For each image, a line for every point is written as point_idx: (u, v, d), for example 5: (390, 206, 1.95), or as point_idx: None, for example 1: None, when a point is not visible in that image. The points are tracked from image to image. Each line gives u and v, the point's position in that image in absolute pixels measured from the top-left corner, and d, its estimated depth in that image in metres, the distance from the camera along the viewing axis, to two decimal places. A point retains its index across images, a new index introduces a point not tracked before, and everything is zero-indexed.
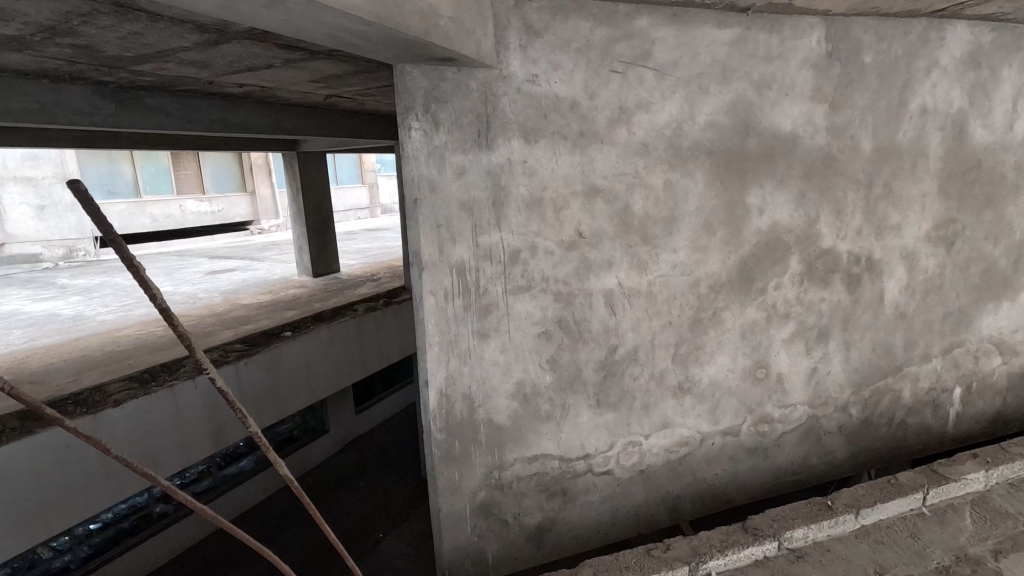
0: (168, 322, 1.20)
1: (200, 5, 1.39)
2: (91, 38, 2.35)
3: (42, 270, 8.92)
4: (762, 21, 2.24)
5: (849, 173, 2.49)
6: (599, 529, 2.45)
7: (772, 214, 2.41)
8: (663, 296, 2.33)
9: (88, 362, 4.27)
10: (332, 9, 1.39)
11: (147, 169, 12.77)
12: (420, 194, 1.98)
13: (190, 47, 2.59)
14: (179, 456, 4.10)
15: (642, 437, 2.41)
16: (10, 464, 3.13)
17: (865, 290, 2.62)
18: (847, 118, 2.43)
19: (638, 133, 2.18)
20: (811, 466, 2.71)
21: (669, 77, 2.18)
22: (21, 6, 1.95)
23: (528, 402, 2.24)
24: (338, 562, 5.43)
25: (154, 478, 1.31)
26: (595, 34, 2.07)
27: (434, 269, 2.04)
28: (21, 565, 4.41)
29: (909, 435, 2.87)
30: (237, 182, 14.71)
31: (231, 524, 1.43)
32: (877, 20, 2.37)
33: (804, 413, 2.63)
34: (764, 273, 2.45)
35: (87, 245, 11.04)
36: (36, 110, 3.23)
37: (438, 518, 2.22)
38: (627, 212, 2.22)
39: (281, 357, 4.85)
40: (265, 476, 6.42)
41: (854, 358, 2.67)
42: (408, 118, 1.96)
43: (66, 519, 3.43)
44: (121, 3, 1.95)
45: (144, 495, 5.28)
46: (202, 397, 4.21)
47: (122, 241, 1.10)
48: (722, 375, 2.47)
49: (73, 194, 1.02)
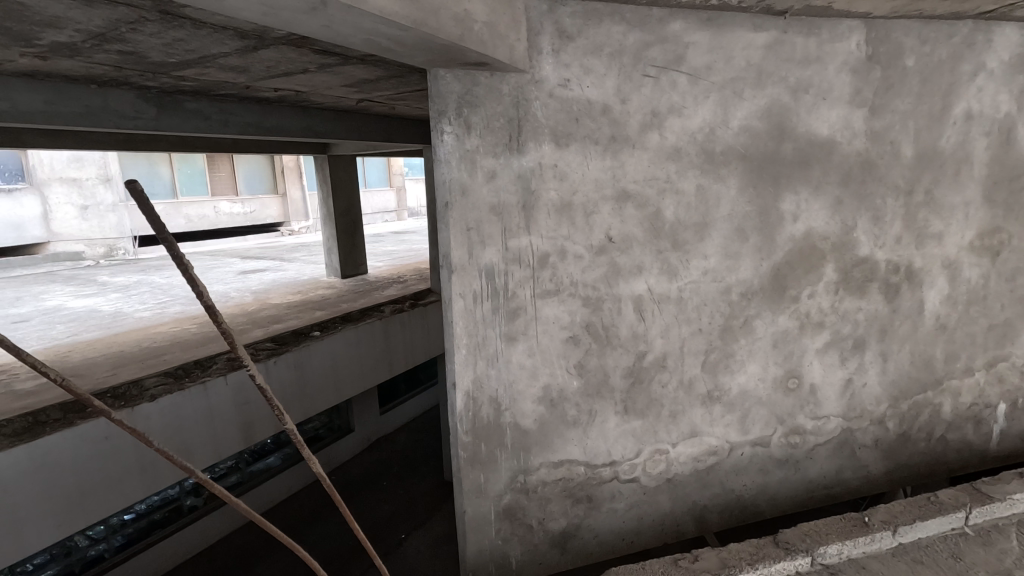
0: (212, 319, 1.22)
1: (245, 11, 1.42)
2: (138, 44, 2.45)
3: (85, 268, 9.17)
4: (800, 24, 2.20)
5: (889, 180, 2.42)
6: (624, 537, 2.41)
7: (806, 220, 2.36)
8: (694, 302, 2.30)
9: (126, 357, 4.41)
10: (370, 14, 1.41)
11: (184, 171, 13.15)
12: (451, 198, 2.00)
13: (230, 53, 2.67)
14: (209, 450, 4.19)
15: (669, 444, 2.38)
16: (54, 454, 3.26)
17: (904, 300, 2.54)
18: (887, 123, 2.37)
19: (671, 138, 2.16)
20: (844, 481, 2.63)
21: (702, 82, 2.15)
22: (76, 15, 2.04)
23: (555, 406, 2.23)
24: (364, 560, 5.48)
25: (191, 469, 1.34)
26: (628, 38, 2.06)
27: (463, 272, 2.05)
28: (59, 552, 4.51)
29: (949, 451, 2.77)
30: (270, 183, 15.05)
31: (262, 518, 1.44)
32: (919, 22, 2.31)
33: (838, 425, 2.56)
34: (797, 281, 2.39)
35: (126, 245, 11.41)
36: (85, 114, 3.33)
37: (463, 519, 2.22)
38: (658, 217, 2.20)
39: (310, 355, 4.93)
40: (292, 473, 6.54)
41: (892, 370, 2.58)
42: (441, 122, 1.98)
43: (101, 509, 3.54)
44: (168, 11, 2.03)
45: (176, 488, 5.39)
46: (233, 394, 4.30)
47: (173, 240, 1.13)
48: (752, 385, 2.42)
49: (130, 194, 1.05)
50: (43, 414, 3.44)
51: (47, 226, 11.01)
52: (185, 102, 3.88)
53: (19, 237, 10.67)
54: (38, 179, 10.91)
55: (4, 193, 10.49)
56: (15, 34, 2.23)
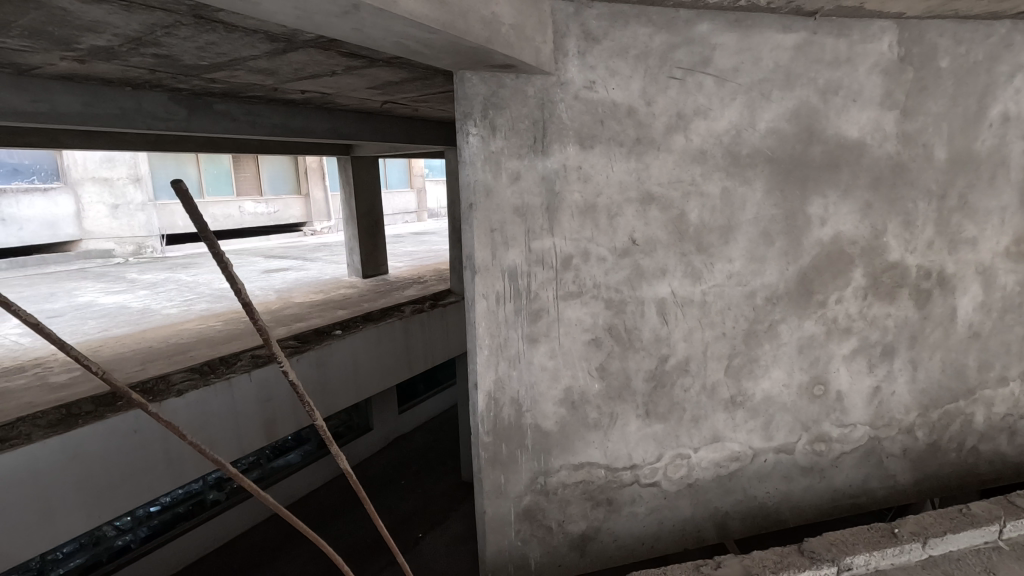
0: (249, 315, 1.25)
1: (278, 15, 1.45)
2: (172, 48, 2.51)
3: (115, 265, 9.44)
4: (830, 25, 2.17)
5: (920, 184, 2.36)
6: (644, 542, 2.39)
7: (834, 224, 2.32)
8: (718, 306, 2.27)
9: (154, 353, 4.52)
10: (401, 17, 1.43)
11: (210, 171, 13.41)
12: (475, 199, 2.02)
13: (260, 56, 2.72)
14: (234, 444, 4.26)
15: (690, 449, 2.35)
16: (86, 445, 3.36)
17: (935, 307, 2.48)
18: (920, 126, 2.31)
19: (696, 140, 2.14)
20: (870, 490, 2.57)
21: (729, 84, 2.13)
22: (114, 20, 2.10)
23: (576, 408, 2.23)
24: (386, 555, 5.55)
25: (221, 462, 1.38)
26: (654, 40, 2.06)
27: (487, 273, 2.07)
28: (88, 541, 4.64)
29: (981, 463, 2.69)
30: (293, 183, 15.27)
31: (288, 511, 1.47)
32: (954, 22, 2.26)
33: (865, 433, 2.51)
34: (823, 285, 2.35)
35: (154, 243, 11.77)
36: (119, 116, 3.44)
37: (483, 519, 2.23)
38: (682, 220, 2.18)
39: (331, 354, 4.99)
40: (311, 470, 6.62)
41: (922, 378, 2.52)
42: (466, 124, 1.99)
43: (131, 499, 3.63)
44: (203, 15, 2.08)
45: (199, 482, 5.52)
46: (257, 390, 4.38)
47: (214, 238, 1.17)
48: (776, 391, 2.39)
49: (177, 193, 1.09)
50: (76, 406, 3.56)
51: (79, 224, 11.37)
52: (215, 104, 3.97)
53: (52, 235, 11.04)
54: (72, 178, 11.24)
55: (40, 192, 10.82)
56: (57, 38, 2.30)
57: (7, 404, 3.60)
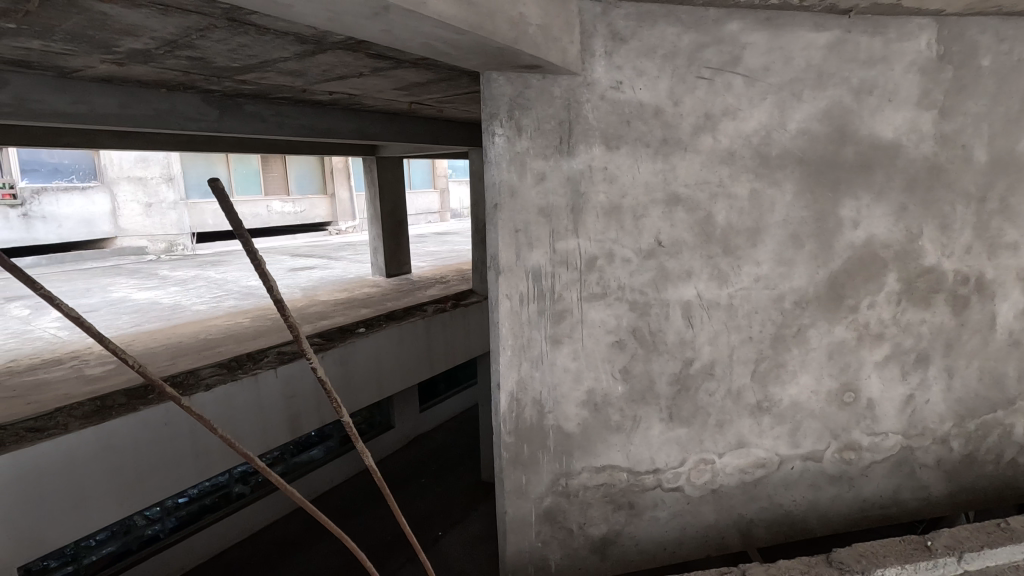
0: (280, 313, 1.28)
1: (310, 18, 1.47)
2: (205, 50, 2.57)
3: (148, 262, 9.71)
4: (865, 22, 2.12)
5: (959, 186, 2.29)
6: (666, 547, 2.36)
7: (867, 227, 2.26)
8: (744, 310, 2.24)
9: (185, 348, 4.63)
10: (430, 18, 1.45)
11: (239, 171, 13.73)
12: (500, 199, 2.02)
13: (290, 57, 2.76)
14: (259, 439, 4.34)
15: (715, 455, 2.32)
16: (119, 437, 3.46)
17: (973, 314, 2.40)
18: (958, 126, 2.24)
19: (724, 140, 2.11)
20: (901, 501, 2.50)
21: (759, 83, 2.10)
22: (151, 23, 2.16)
23: (598, 411, 2.21)
24: (407, 551, 5.60)
25: (249, 456, 1.41)
26: (682, 40, 2.03)
27: (511, 273, 2.07)
28: (118, 530, 4.78)
29: (1020, 476, 2.59)
30: (319, 183, 15.51)
31: (313, 506, 1.49)
32: (997, 18, 2.18)
33: (896, 442, 2.43)
34: (855, 290, 2.29)
35: (186, 240, 12.06)
36: (153, 117, 3.54)
37: (503, 519, 2.24)
38: (709, 221, 2.15)
39: (354, 352, 5.05)
40: (334, 466, 6.71)
41: (957, 387, 2.44)
42: (492, 125, 2.00)
43: (160, 490, 3.73)
44: (236, 18, 2.13)
45: (225, 475, 5.64)
46: (283, 386, 4.45)
47: (248, 236, 1.19)
48: (804, 397, 2.34)
49: (214, 193, 1.12)
50: (109, 399, 3.67)
51: (114, 222, 11.66)
52: (245, 105, 4.06)
53: (89, 233, 11.38)
54: (108, 178, 11.57)
55: (79, 191, 11.17)
56: (97, 42, 2.38)
57: (45, 395, 3.74)
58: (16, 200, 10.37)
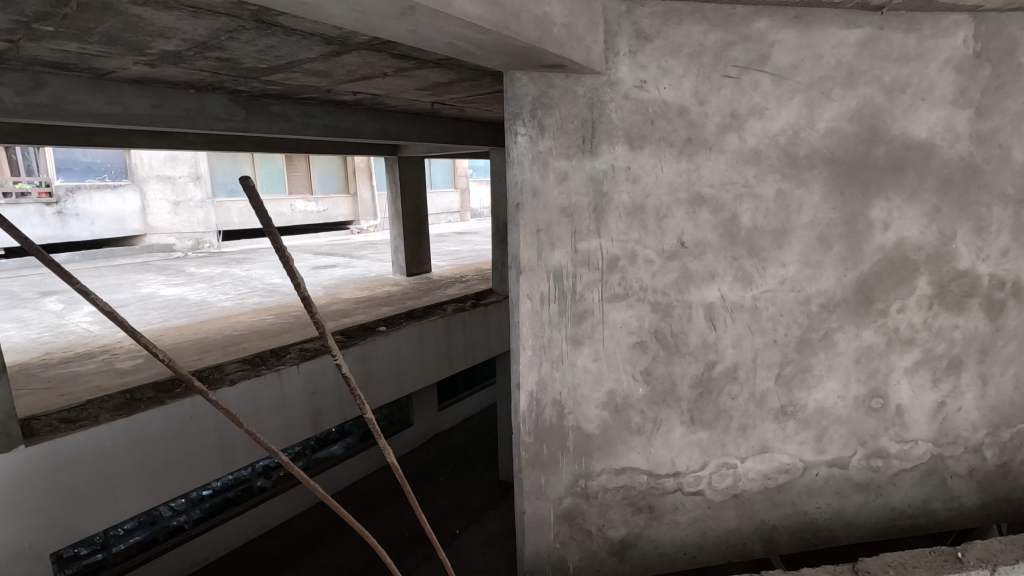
0: (306, 309, 1.29)
1: (338, 18, 1.48)
2: (234, 51, 2.62)
3: (176, 259, 9.95)
4: (898, 19, 2.07)
5: (996, 187, 2.21)
6: (686, 551, 2.33)
7: (898, 229, 2.21)
8: (769, 313, 2.20)
9: (211, 344, 4.73)
10: (456, 18, 1.45)
11: (264, 170, 13.97)
12: (522, 199, 2.02)
13: (316, 58, 2.80)
14: (282, 433, 4.40)
15: (737, 459, 2.28)
16: (147, 429, 3.55)
17: (1009, 319, 2.32)
18: (996, 125, 2.17)
19: (750, 140, 2.08)
20: (931, 511, 2.43)
21: (787, 82, 2.06)
22: (183, 25, 2.21)
23: (619, 412, 2.20)
24: (426, 548, 5.62)
25: (273, 450, 1.43)
26: (709, 38, 2.01)
27: (532, 273, 2.07)
28: (146, 520, 4.89)
29: None
30: (341, 183, 15.70)
31: (335, 502, 1.50)
32: None
33: (926, 450, 2.37)
34: (885, 293, 2.24)
35: (211, 238, 12.34)
36: (183, 117, 3.62)
37: (522, 519, 2.23)
38: (734, 223, 2.12)
39: (375, 350, 5.10)
40: (354, 462, 6.78)
41: (992, 395, 2.36)
42: (515, 124, 2.00)
43: (185, 482, 3.81)
44: (264, 20, 2.17)
45: (249, 469, 5.73)
46: (305, 382, 4.51)
47: (277, 234, 1.21)
48: (830, 403, 2.29)
49: (244, 191, 1.14)
50: (138, 392, 3.77)
51: (144, 220, 12.00)
52: (272, 106, 4.12)
53: (120, 230, 11.75)
54: (138, 177, 11.88)
55: (110, 189, 11.51)
56: (131, 44, 2.44)
57: (78, 387, 3.85)
58: (52, 198, 10.73)
